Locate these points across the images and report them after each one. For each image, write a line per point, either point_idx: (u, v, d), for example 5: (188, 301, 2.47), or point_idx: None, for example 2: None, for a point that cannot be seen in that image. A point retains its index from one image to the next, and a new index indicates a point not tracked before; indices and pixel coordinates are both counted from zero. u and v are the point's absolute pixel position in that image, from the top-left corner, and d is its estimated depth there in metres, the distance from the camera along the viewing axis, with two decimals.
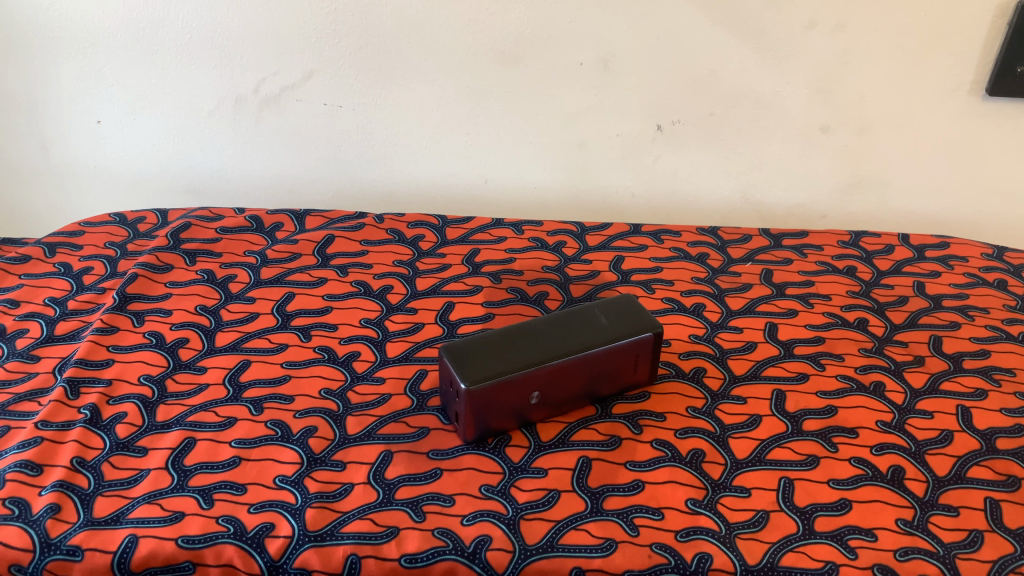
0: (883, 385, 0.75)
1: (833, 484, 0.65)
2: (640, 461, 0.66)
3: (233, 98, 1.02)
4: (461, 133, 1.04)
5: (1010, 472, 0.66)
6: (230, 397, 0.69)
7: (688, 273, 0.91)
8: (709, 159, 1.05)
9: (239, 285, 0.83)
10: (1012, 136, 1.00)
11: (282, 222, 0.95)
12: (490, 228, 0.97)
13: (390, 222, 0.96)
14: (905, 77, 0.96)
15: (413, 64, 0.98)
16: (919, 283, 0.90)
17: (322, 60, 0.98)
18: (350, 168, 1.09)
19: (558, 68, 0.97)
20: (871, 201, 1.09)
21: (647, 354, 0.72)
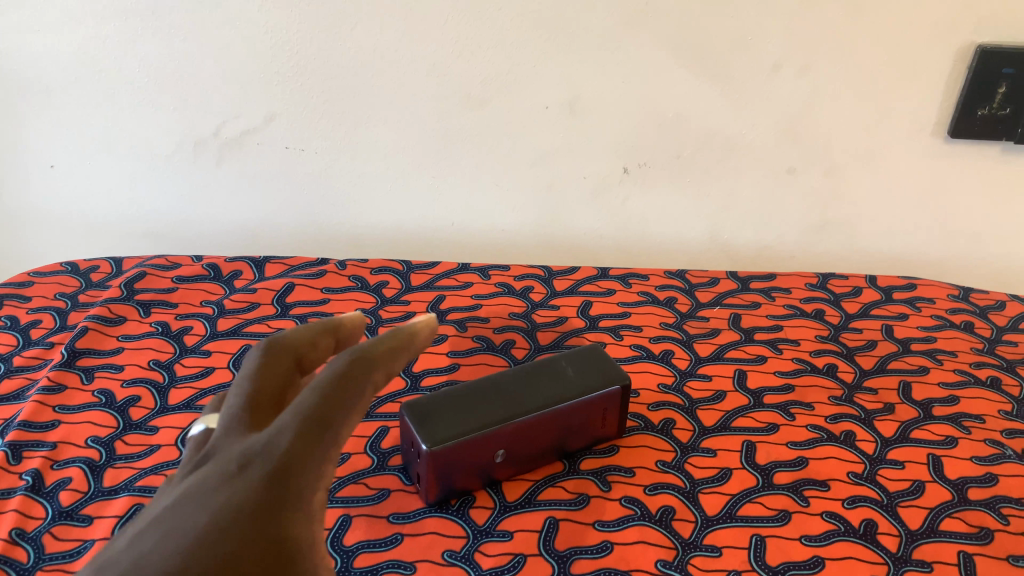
0: (854, 434, 0.74)
1: (805, 540, 0.63)
2: (609, 520, 0.64)
3: (193, 141, 1.00)
4: (427, 176, 1.03)
5: (982, 524, 0.66)
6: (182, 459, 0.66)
7: (657, 319, 0.90)
8: (677, 201, 1.05)
9: (195, 337, 0.80)
10: (975, 177, 1.01)
11: (240, 270, 0.92)
12: (455, 273, 0.96)
13: (353, 269, 0.94)
14: (870, 120, 0.96)
15: (378, 108, 0.96)
16: (887, 327, 0.90)
17: (284, 104, 0.96)
18: (314, 212, 1.07)
19: (524, 111, 0.96)
20: (838, 242, 1.09)
21: (615, 407, 0.70)
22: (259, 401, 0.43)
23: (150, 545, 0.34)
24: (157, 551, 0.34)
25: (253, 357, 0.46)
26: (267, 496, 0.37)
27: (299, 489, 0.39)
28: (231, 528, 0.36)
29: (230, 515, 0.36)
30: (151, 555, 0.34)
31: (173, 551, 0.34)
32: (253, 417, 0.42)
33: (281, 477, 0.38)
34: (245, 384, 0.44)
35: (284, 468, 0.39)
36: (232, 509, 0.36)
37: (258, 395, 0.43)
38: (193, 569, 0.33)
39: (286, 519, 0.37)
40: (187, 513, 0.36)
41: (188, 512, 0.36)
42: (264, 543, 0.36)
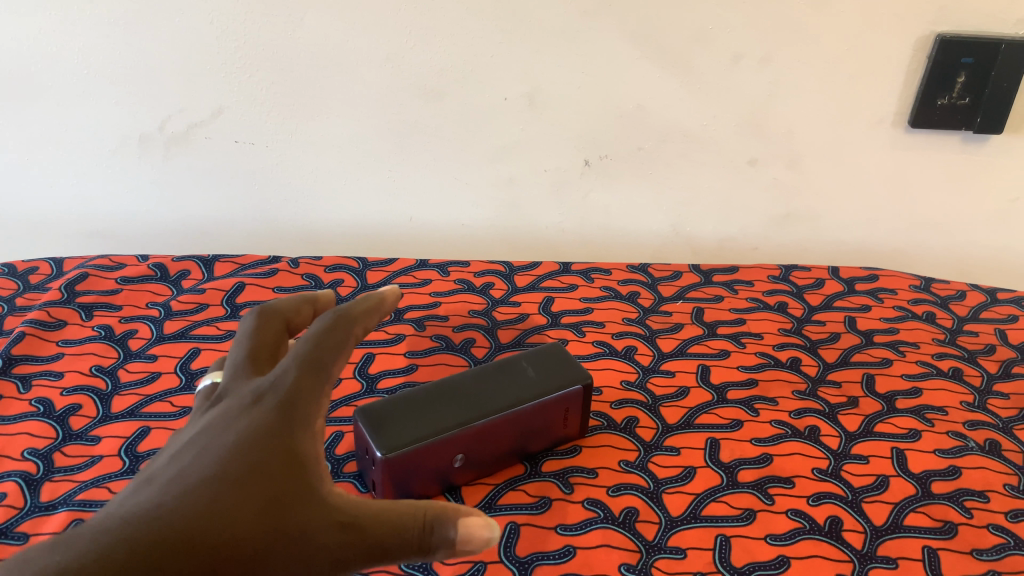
0: (818, 429, 0.73)
1: (770, 540, 0.62)
2: (571, 524, 0.62)
3: (137, 136, 0.96)
4: (383, 170, 1.00)
5: (946, 518, 0.65)
6: (125, 470, 0.63)
7: (619, 314, 0.88)
8: (639, 194, 1.03)
9: (140, 341, 0.77)
10: (935, 168, 1.00)
11: (188, 270, 0.89)
12: (414, 270, 0.93)
13: (306, 267, 0.91)
14: (830, 110, 0.95)
15: (332, 101, 0.93)
16: (850, 319, 0.90)
17: (233, 97, 0.93)
18: (267, 208, 1.04)
19: (482, 104, 0.94)
20: (800, 233, 1.08)
21: (576, 407, 0.68)
22: (257, 354, 0.48)
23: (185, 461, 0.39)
24: (194, 462, 0.38)
25: (245, 322, 0.51)
26: (273, 418, 0.42)
27: (307, 410, 0.43)
28: (254, 443, 0.40)
29: (253, 431, 0.41)
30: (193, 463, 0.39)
31: (207, 464, 0.38)
32: (254, 366, 0.47)
33: (290, 402, 0.43)
34: (243, 341, 0.48)
35: (292, 396, 0.43)
36: (252, 426, 0.41)
37: (258, 347, 0.48)
38: (229, 473, 0.38)
39: (300, 435, 0.42)
40: (216, 432, 0.41)
41: (217, 431, 0.41)
42: (283, 453, 0.40)
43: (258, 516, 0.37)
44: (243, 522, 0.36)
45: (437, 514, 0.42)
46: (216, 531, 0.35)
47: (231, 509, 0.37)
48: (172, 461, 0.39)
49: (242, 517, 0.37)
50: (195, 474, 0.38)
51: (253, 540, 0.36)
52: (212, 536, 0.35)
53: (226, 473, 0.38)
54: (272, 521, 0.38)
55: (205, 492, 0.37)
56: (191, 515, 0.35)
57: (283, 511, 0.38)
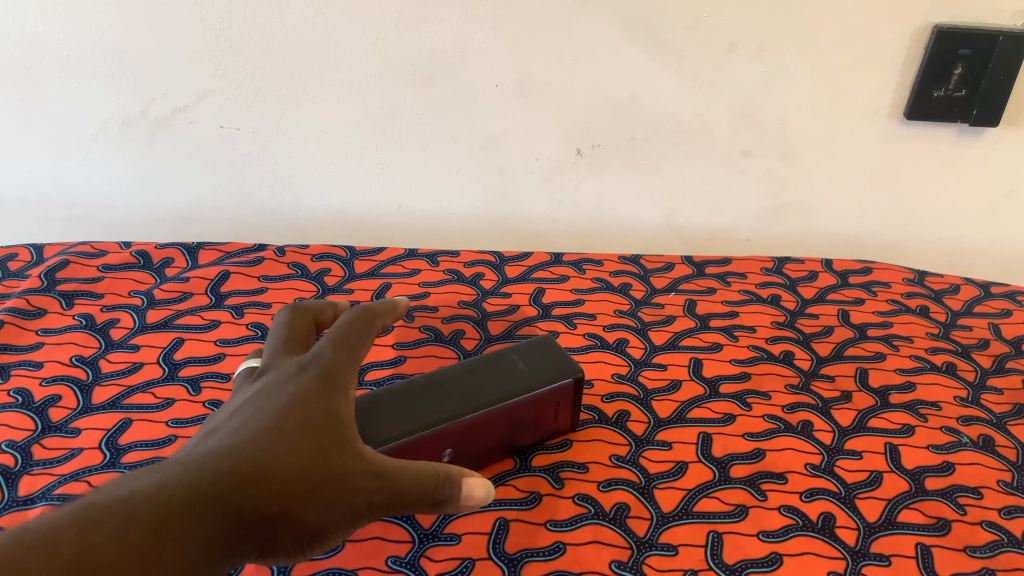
0: (811, 424, 0.72)
1: (762, 537, 0.61)
2: (561, 520, 0.61)
3: (120, 120, 0.94)
4: (371, 157, 0.98)
5: (939, 515, 0.64)
6: (106, 463, 0.61)
7: (611, 306, 0.87)
8: (632, 184, 1.02)
9: (122, 331, 0.75)
10: (930, 160, 0.99)
11: (172, 258, 0.87)
12: (403, 259, 0.92)
13: (292, 255, 0.89)
14: (826, 100, 0.94)
15: (319, 86, 0.91)
16: (844, 312, 0.89)
17: (217, 81, 0.91)
18: (253, 196, 1.03)
19: (471, 91, 0.92)
20: (792, 224, 1.08)
21: (567, 401, 0.67)
22: (293, 338, 0.55)
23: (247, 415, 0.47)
24: (255, 415, 0.46)
25: (279, 314, 0.58)
26: (318, 384, 0.49)
27: (344, 379, 0.51)
28: (304, 401, 0.48)
29: (303, 393, 0.48)
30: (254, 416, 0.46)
31: (267, 416, 0.46)
32: (292, 348, 0.54)
33: (331, 373, 0.50)
34: (281, 329, 0.56)
35: (332, 367, 0.51)
36: (301, 388, 0.49)
37: (292, 333, 0.56)
38: (285, 423, 0.46)
39: (340, 398, 0.50)
40: (270, 393, 0.48)
41: (270, 393, 0.49)
42: (328, 411, 0.48)
43: (312, 457, 0.45)
44: (300, 461, 0.44)
45: (449, 474, 0.50)
46: (277, 467, 0.43)
47: (291, 451, 0.44)
48: (236, 415, 0.47)
49: (299, 458, 0.44)
50: (257, 424, 0.45)
51: (308, 477, 0.44)
52: (276, 471, 0.43)
53: (284, 422, 0.46)
54: (323, 463, 0.45)
55: (267, 437, 0.44)
56: (258, 454, 0.43)
57: (331, 456, 0.46)
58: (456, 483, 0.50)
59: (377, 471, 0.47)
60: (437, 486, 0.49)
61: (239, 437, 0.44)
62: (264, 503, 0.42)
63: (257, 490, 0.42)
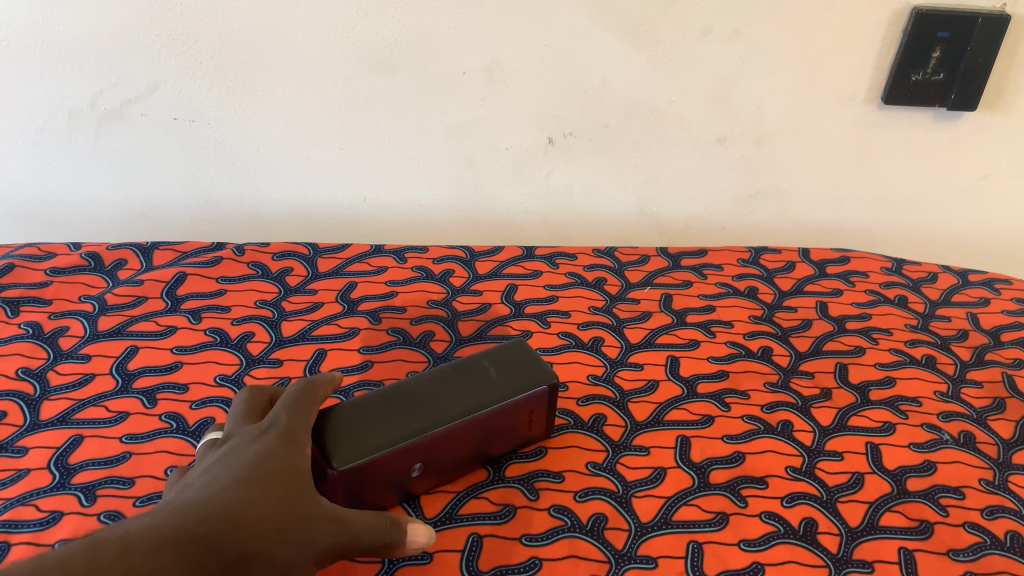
0: (791, 425, 0.71)
1: (743, 546, 0.59)
2: (536, 534, 0.59)
3: (66, 113, 0.89)
4: (334, 148, 0.95)
5: (921, 517, 0.63)
6: (56, 485, 0.58)
7: (585, 302, 0.85)
8: (605, 174, 1.00)
9: (72, 340, 0.71)
10: (907, 145, 0.98)
11: (125, 259, 0.83)
12: (368, 256, 0.88)
13: (252, 254, 0.86)
14: (803, 85, 0.91)
15: (276, 76, 0.87)
16: (822, 304, 0.87)
17: (168, 71, 0.86)
18: (211, 190, 0.99)
19: (436, 78, 0.88)
20: (768, 212, 1.06)
21: (541, 408, 0.64)
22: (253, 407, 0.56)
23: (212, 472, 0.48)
24: (225, 470, 0.47)
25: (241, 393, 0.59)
26: (280, 439, 0.51)
27: (303, 437, 0.52)
28: (269, 454, 0.49)
29: (267, 449, 0.50)
30: (222, 471, 0.47)
31: (236, 469, 0.47)
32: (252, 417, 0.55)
33: (289, 430, 0.52)
34: (240, 401, 0.57)
35: (291, 427, 0.52)
36: (265, 444, 0.50)
37: (252, 404, 0.56)
38: (255, 473, 0.47)
39: (302, 452, 0.51)
40: (234, 453, 0.49)
41: (235, 454, 0.50)
42: (292, 463, 0.49)
43: (279, 503, 0.46)
44: (269, 506, 0.45)
45: (397, 518, 0.52)
46: (249, 513, 0.44)
47: (261, 496, 0.46)
48: (201, 474, 0.48)
49: (268, 503, 0.46)
50: (225, 476, 0.47)
51: (278, 520, 0.45)
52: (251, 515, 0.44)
53: (252, 472, 0.47)
54: (292, 507, 0.47)
55: (237, 486, 0.46)
56: (230, 501, 0.45)
57: (297, 501, 0.47)
58: (403, 527, 0.52)
59: (337, 516, 0.49)
60: (389, 529, 0.51)
61: (209, 489, 0.45)
62: (239, 545, 0.43)
63: (237, 532, 0.43)
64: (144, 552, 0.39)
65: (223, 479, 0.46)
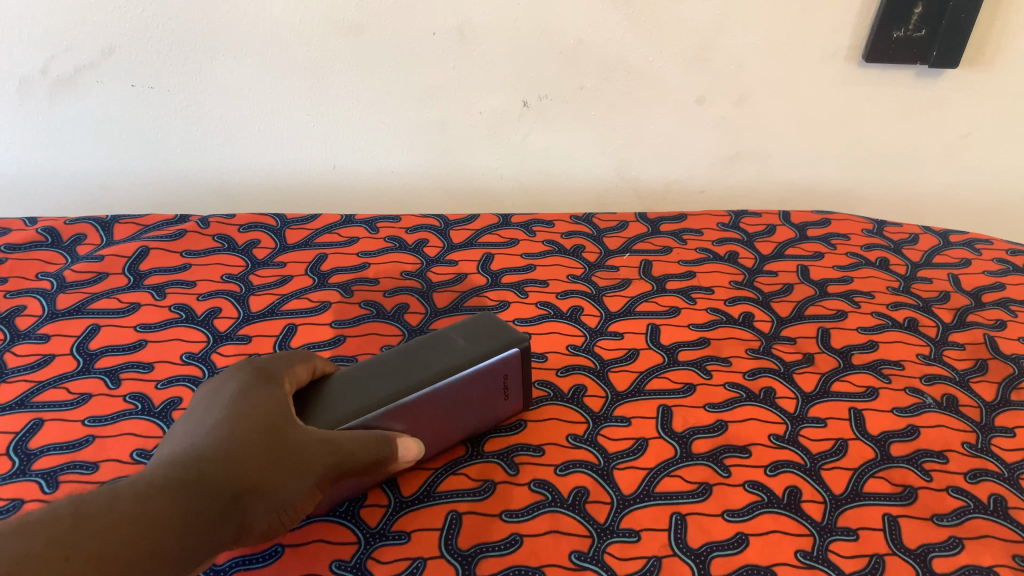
0: (774, 392, 0.70)
1: (727, 517, 0.58)
2: (517, 509, 0.58)
3: (17, 81, 0.85)
4: (302, 114, 0.91)
5: (905, 483, 0.62)
6: (15, 472, 0.55)
7: (563, 271, 0.83)
8: (581, 138, 0.97)
9: (29, 319, 0.69)
10: (888, 102, 0.96)
11: (84, 234, 0.80)
12: (339, 227, 0.86)
13: (218, 227, 0.83)
14: (782, 41, 0.89)
15: (237, 37, 0.83)
16: (803, 268, 0.86)
17: (122, 35, 0.82)
18: (174, 160, 0.95)
19: (406, 37, 0.85)
20: (747, 174, 1.04)
21: (513, 373, 0.61)
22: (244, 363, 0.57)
23: (199, 422, 0.49)
24: (210, 415, 0.49)
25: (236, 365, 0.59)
26: (258, 375, 0.52)
27: (282, 371, 0.53)
28: (246, 393, 0.50)
29: (246, 386, 0.51)
30: (208, 417, 0.49)
31: (219, 412, 0.49)
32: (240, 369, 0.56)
33: (267, 366, 0.53)
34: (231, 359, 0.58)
35: (268, 365, 0.53)
36: (241, 383, 0.51)
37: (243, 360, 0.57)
38: (237, 412, 0.48)
39: (280, 382, 0.52)
40: (216, 397, 0.51)
41: (219, 395, 0.51)
42: (274, 397, 0.50)
43: (263, 437, 0.47)
44: (257, 443, 0.47)
45: (386, 435, 0.52)
46: (236, 453, 0.46)
47: (246, 432, 0.47)
48: (188, 424, 0.50)
49: (252, 439, 0.47)
50: (209, 424, 0.48)
51: (266, 453, 0.47)
52: (236, 453, 0.46)
53: (233, 412, 0.48)
54: (277, 438, 0.48)
55: (220, 428, 0.47)
56: (214, 444, 0.46)
57: (285, 431, 0.48)
58: (392, 444, 0.52)
59: (324, 437, 0.49)
60: (380, 446, 0.51)
61: (197, 436, 0.47)
62: (230, 482, 0.45)
63: (224, 471, 0.45)
64: (132, 498, 0.41)
65: (207, 426, 0.48)
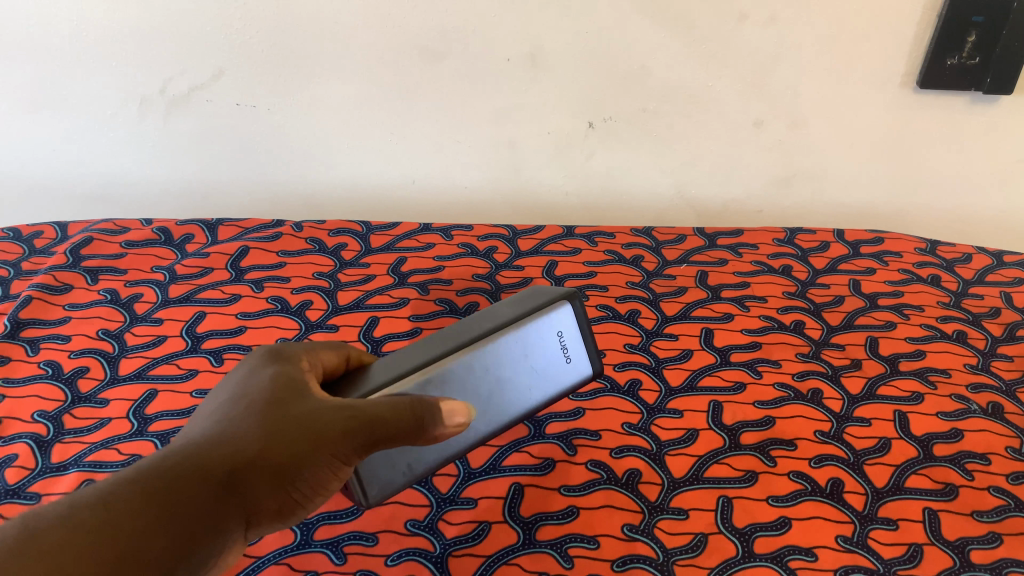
0: (821, 392, 0.74)
1: (772, 501, 0.62)
2: (575, 485, 0.63)
3: (138, 99, 0.96)
4: (385, 131, 1.00)
5: (947, 480, 0.65)
6: (134, 432, 0.63)
7: (623, 277, 0.88)
8: (642, 158, 1.03)
9: (145, 305, 0.78)
10: (943, 128, 0.99)
11: (192, 233, 0.90)
12: (417, 233, 0.94)
13: (310, 230, 0.91)
14: (836, 69, 0.94)
15: (329, 61, 0.92)
16: (855, 282, 0.90)
17: (231, 59, 0.92)
18: (268, 173, 1.05)
19: (481, 62, 0.92)
20: (804, 194, 1.08)
21: (570, 333, 0.57)
22: None
23: (206, 411, 0.49)
24: (217, 402, 0.48)
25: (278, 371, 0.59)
26: (271, 359, 0.51)
27: (300, 354, 0.52)
28: (254, 378, 0.49)
29: (257, 370, 0.50)
30: (217, 403, 0.48)
31: (224, 399, 0.48)
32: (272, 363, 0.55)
33: (283, 349, 0.52)
34: None
35: (286, 348, 0.52)
36: (252, 369, 0.50)
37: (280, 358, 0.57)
38: (242, 396, 0.47)
39: (295, 363, 0.51)
40: (228, 385, 0.50)
41: (232, 382, 0.51)
42: (280, 376, 0.49)
43: (266, 413, 0.46)
44: (258, 420, 0.45)
45: (422, 399, 0.50)
46: (228, 442, 0.44)
47: (246, 412, 0.46)
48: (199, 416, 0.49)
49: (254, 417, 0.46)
50: (214, 411, 0.47)
51: (267, 428, 0.45)
52: (234, 433, 0.45)
53: (238, 396, 0.47)
54: (279, 412, 0.46)
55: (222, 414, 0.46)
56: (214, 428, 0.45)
57: (290, 404, 0.47)
58: (433, 406, 0.50)
59: (336, 405, 0.47)
60: (411, 408, 0.49)
61: (201, 424, 0.47)
62: (226, 461, 0.43)
63: (218, 452, 0.44)
64: (106, 500, 0.39)
65: (212, 413, 0.47)
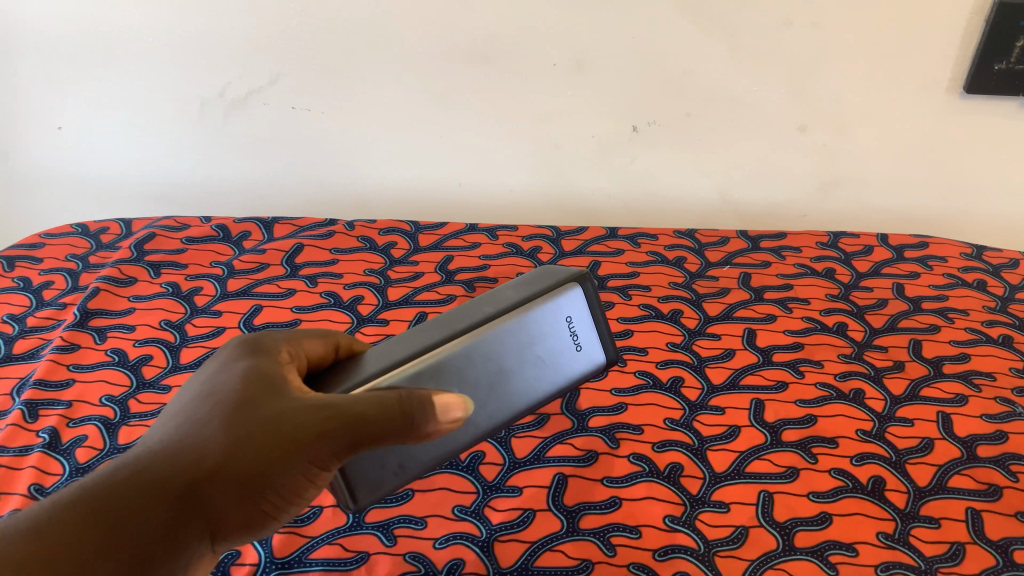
0: (863, 392, 0.74)
1: (813, 497, 0.63)
2: (617, 476, 0.65)
3: (200, 102, 1.01)
4: (433, 135, 1.03)
5: (990, 481, 0.65)
6: None
7: (665, 278, 0.90)
8: (686, 162, 1.05)
9: (205, 298, 0.81)
10: (990, 133, 0.99)
11: (249, 231, 0.93)
12: (464, 233, 0.96)
13: (361, 229, 0.94)
14: (881, 74, 0.94)
15: (381, 66, 0.96)
16: (899, 286, 0.90)
17: (288, 64, 0.96)
18: (321, 175, 1.08)
19: (528, 67, 0.95)
20: (848, 199, 1.08)
21: (581, 318, 0.51)
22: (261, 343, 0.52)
23: (173, 405, 0.44)
24: (184, 395, 0.44)
25: None
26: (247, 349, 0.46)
27: (280, 344, 0.47)
28: (225, 370, 0.44)
29: (228, 363, 0.45)
30: (184, 396, 0.44)
31: (192, 392, 0.44)
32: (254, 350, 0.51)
33: (263, 338, 0.47)
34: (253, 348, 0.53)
35: (266, 338, 0.47)
36: (224, 361, 0.45)
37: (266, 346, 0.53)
38: (207, 393, 0.42)
39: (271, 354, 0.45)
40: (199, 375, 0.46)
41: (204, 372, 0.46)
42: (252, 372, 0.43)
43: (232, 414, 0.41)
44: (222, 422, 0.41)
45: (413, 394, 0.44)
46: (190, 447, 0.40)
47: (210, 413, 0.41)
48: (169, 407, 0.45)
49: (219, 420, 0.41)
50: (179, 408, 0.43)
51: (231, 433, 0.40)
52: (195, 439, 0.40)
53: (202, 393, 0.42)
54: (247, 413, 0.41)
55: (186, 411, 0.42)
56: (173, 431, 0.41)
57: (258, 404, 0.41)
58: (424, 402, 0.45)
59: (313, 405, 0.42)
60: (398, 406, 0.43)
61: (165, 421, 0.42)
62: (185, 471, 0.39)
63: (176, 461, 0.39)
64: (44, 524, 0.36)
65: (177, 409, 0.43)
